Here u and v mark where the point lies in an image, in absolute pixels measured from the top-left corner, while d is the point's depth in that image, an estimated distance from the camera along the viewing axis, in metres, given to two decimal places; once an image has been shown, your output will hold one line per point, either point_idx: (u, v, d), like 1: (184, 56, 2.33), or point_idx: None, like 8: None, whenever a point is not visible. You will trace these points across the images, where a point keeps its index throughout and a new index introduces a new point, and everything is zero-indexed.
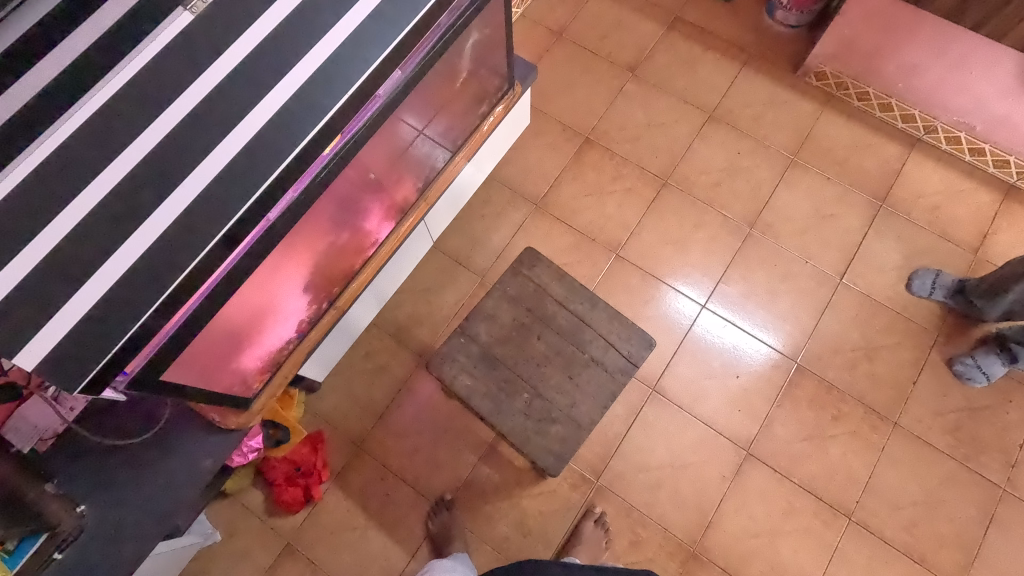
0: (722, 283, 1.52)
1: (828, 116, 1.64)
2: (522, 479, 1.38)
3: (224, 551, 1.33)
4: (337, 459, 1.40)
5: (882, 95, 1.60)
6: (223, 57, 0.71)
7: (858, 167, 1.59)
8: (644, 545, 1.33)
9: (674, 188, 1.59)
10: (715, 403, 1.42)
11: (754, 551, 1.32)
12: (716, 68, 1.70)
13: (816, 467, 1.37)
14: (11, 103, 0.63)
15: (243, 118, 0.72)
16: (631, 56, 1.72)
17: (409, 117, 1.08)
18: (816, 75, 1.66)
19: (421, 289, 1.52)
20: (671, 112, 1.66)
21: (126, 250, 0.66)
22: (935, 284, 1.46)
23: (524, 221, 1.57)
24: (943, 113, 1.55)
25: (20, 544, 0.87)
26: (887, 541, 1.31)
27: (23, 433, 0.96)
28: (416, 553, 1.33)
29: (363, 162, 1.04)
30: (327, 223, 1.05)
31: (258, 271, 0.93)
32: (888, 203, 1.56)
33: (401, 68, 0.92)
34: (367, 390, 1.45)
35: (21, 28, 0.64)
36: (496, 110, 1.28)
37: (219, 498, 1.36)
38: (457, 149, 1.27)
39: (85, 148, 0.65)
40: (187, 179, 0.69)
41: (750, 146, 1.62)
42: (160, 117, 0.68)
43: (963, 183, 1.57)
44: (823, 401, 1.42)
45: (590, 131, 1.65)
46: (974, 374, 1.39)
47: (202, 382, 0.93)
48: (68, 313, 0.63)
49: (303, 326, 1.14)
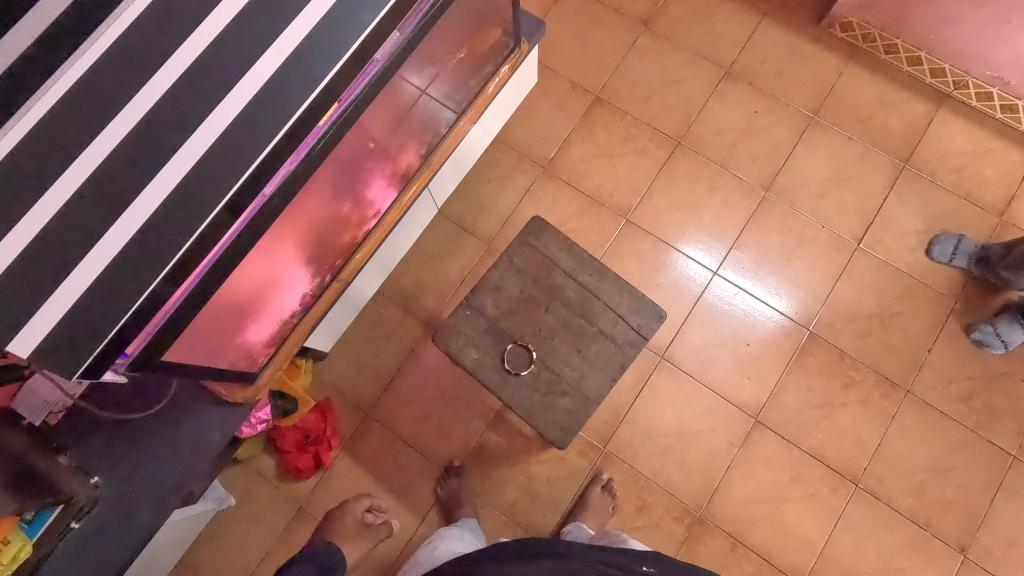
0: (736, 248, 1.47)
1: (852, 71, 1.56)
2: (529, 446, 1.39)
3: (238, 515, 1.36)
4: (345, 426, 1.40)
5: (911, 48, 1.52)
6: (206, 20, 0.68)
7: (882, 126, 1.52)
8: (649, 510, 1.35)
9: (687, 149, 1.53)
10: (725, 369, 1.41)
11: (759, 517, 1.33)
12: (735, 20, 1.61)
13: (825, 434, 1.37)
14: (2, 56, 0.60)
15: (233, 89, 0.71)
16: (644, 8, 1.63)
17: (410, 78, 1.02)
18: (842, 26, 1.57)
19: (426, 257, 1.49)
20: (686, 67, 1.58)
21: (116, 232, 0.66)
22: (957, 250, 1.41)
23: (532, 185, 1.52)
24: (976, 68, 1.46)
25: (38, 515, 0.91)
26: (892, 506, 1.32)
27: (34, 406, 0.97)
28: (426, 517, 1.35)
29: (364, 128, 0.99)
30: (329, 192, 1.02)
31: (258, 246, 0.91)
32: (912, 164, 1.50)
33: (400, 30, 0.87)
34: (375, 359, 1.44)
35: None
36: (502, 70, 1.22)
37: (231, 464, 1.38)
38: (462, 111, 1.21)
39: (63, 124, 0.63)
40: (174, 156, 0.68)
41: (768, 104, 1.55)
42: (141, 91, 0.66)
43: (993, 142, 1.49)
44: (834, 368, 1.40)
45: (600, 89, 1.58)
46: (991, 340, 1.35)
47: (206, 358, 0.94)
48: (61, 298, 0.64)
49: (307, 300, 1.12)
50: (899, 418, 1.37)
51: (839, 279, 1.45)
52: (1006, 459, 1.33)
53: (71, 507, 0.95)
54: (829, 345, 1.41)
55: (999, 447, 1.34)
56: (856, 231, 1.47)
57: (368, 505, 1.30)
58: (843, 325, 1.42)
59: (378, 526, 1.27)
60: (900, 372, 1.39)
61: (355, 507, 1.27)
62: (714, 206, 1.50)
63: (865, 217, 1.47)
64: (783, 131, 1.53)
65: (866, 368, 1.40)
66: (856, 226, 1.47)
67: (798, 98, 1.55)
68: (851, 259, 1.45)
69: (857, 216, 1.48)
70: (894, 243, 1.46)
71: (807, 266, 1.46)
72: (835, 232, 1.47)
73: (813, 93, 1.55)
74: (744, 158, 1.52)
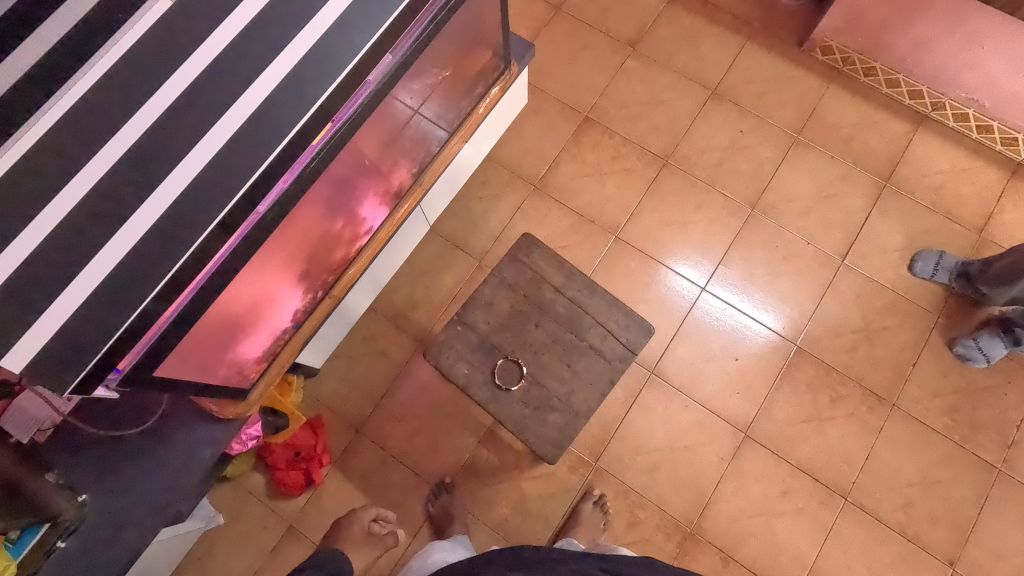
0: (723, 264, 1.50)
1: (833, 92, 1.60)
2: (520, 462, 1.39)
3: (227, 534, 1.34)
4: (336, 443, 1.40)
5: (889, 71, 1.55)
6: (204, 44, 0.71)
7: (863, 145, 1.56)
8: (641, 526, 1.35)
9: (674, 168, 1.57)
10: (715, 384, 1.42)
11: (750, 532, 1.34)
12: (719, 43, 1.66)
13: (814, 448, 1.38)
14: (9, 76, 0.64)
15: (228, 110, 0.73)
16: (631, 31, 1.67)
17: (404, 97, 1.05)
18: (822, 49, 1.61)
19: (419, 273, 1.51)
20: (673, 88, 1.62)
21: (111, 248, 0.67)
22: (938, 266, 1.44)
23: (522, 203, 1.55)
24: (951, 89, 1.50)
25: (22, 535, 0.90)
26: (881, 520, 1.33)
27: (22, 423, 0.97)
28: (417, 534, 1.35)
29: (357, 147, 1.01)
30: (322, 209, 1.04)
31: (251, 264, 0.92)
32: (893, 182, 1.53)
33: (393, 53, 0.90)
34: (367, 375, 1.44)
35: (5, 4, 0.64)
36: (492, 91, 1.25)
37: (220, 483, 1.37)
38: (453, 130, 1.24)
39: (64, 142, 0.65)
40: (171, 174, 0.70)
41: (753, 124, 1.59)
42: (141, 110, 0.68)
43: (971, 161, 1.54)
44: (822, 383, 1.42)
45: (589, 109, 1.61)
46: (974, 355, 1.37)
47: (197, 374, 0.94)
48: (54, 314, 0.65)
49: (299, 315, 1.13)
50: (886, 432, 1.38)
51: (824, 295, 1.47)
52: (991, 472, 1.34)
53: (57, 526, 0.94)
54: (816, 360, 1.43)
55: (984, 460, 1.35)
56: (839, 247, 1.50)
57: (375, 514, 1.28)
58: (830, 339, 1.44)
59: (384, 535, 1.26)
60: (886, 386, 1.41)
61: (362, 517, 1.26)
62: (702, 223, 1.53)
63: (848, 233, 1.51)
64: (767, 150, 1.57)
65: (853, 382, 1.42)
66: (840, 242, 1.50)
67: (782, 118, 1.59)
68: (835, 275, 1.48)
69: (840, 232, 1.51)
70: (876, 259, 1.49)
71: (793, 282, 1.48)
72: (819, 248, 1.50)
73: (797, 113, 1.59)
74: (730, 176, 1.55)
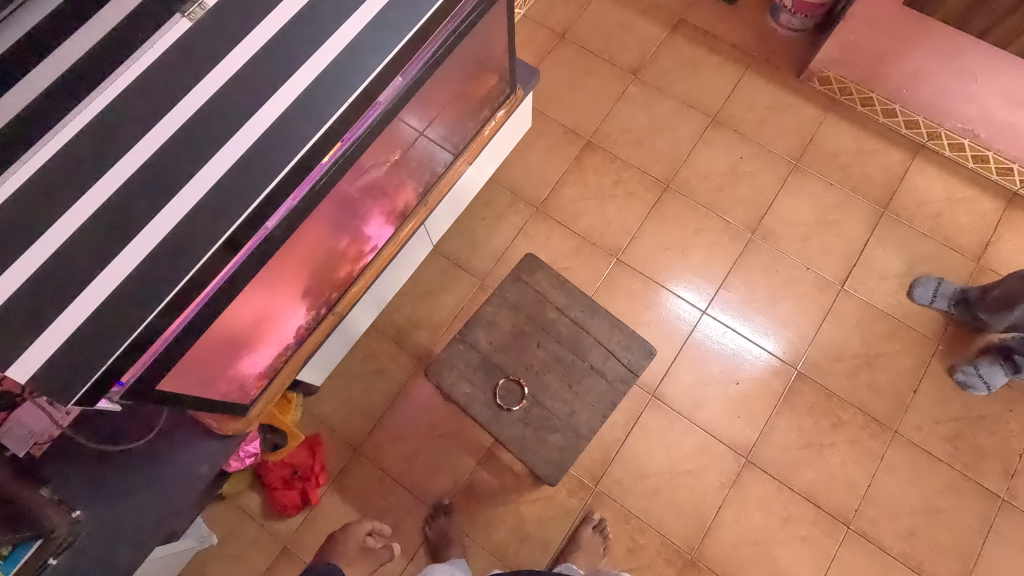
0: (723, 288, 1.51)
1: (830, 122, 1.64)
2: (520, 484, 1.37)
3: (221, 554, 1.32)
4: (334, 462, 1.39)
5: (886, 100, 1.61)
6: (220, 63, 0.73)
7: (861, 173, 1.59)
8: (642, 552, 1.33)
9: (674, 193, 1.59)
10: (715, 409, 1.42)
11: (751, 559, 1.32)
12: (719, 71, 1.69)
13: (815, 475, 1.37)
14: (32, 89, 0.65)
15: (242, 127, 0.74)
16: (633, 59, 1.71)
17: (410, 118, 1.05)
18: (821, 79, 1.65)
19: (420, 292, 1.51)
20: (673, 115, 1.65)
21: (119, 262, 0.68)
22: (937, 292, 1.45)
23: (524, 224, 1.56)
24: (947, 120, 1.55)
25: (15, 549, 0.85)
26: (885, 549, 1.31)
27: (19, 437, 0.96)
28: (414, 557, 1.32)
29: (363, 168, 1.02)
30: (328, 228, 1.04)
31: (255, 282, 0.93)
32: (891, 209, 1.55)
33: (402, 76, 0.92)
34: (367, 394, 1.44)
35: (22, 25, 0.65)
36: (497, 115, 1.29)
37: (216, 501, 1.36)
38: (458, 152, 1.27)
39: (78, 156, 0.66)
40: (183, 189, 0.71)
41: (753, 151, 1.62)
42: (156, 126, 0.69)
43: (967, 191, 1.56)
44: (823, 408, 1.41)
45: (591, 134, 1.64)
46: (974, 382, 1.38)
47: (198, 390, 0.94)
48: (62, 324, 0.66)
49: (302, 331, 1.15)
50: (887, 459, 1.37)
51: (824, 320, 1.48)
52: (995, 502, 1.33)
53: (50, 542, 0.91)
54: (817, 385, 1.43)
55: (988, 489, 1.34)
56: (839, 272, 1.51)
57: (370, 528, 1.29)
58: (830, 365, 1.44)
59: (380, 549, 1.28)
60: (887, 413, 1.40)
61: (357, 530, 1.26)
62: (702, 247, 1.54)
63: (848, 260, 1.52)
64: (766, 176, 1.59)
65: (854, 409, 1.41)
66: (839, 268, 1.51)
67: (781, 145, 1.62)
68: (835, 300, 1.49)
69: (840, 259, 1.52)
70: (875, 285, 1.50)
71: (793, 307, 1.49)
72: (819, 273, 1.51)
73: (796, 140, 1.62)
74: (729, 202, 1.57)
